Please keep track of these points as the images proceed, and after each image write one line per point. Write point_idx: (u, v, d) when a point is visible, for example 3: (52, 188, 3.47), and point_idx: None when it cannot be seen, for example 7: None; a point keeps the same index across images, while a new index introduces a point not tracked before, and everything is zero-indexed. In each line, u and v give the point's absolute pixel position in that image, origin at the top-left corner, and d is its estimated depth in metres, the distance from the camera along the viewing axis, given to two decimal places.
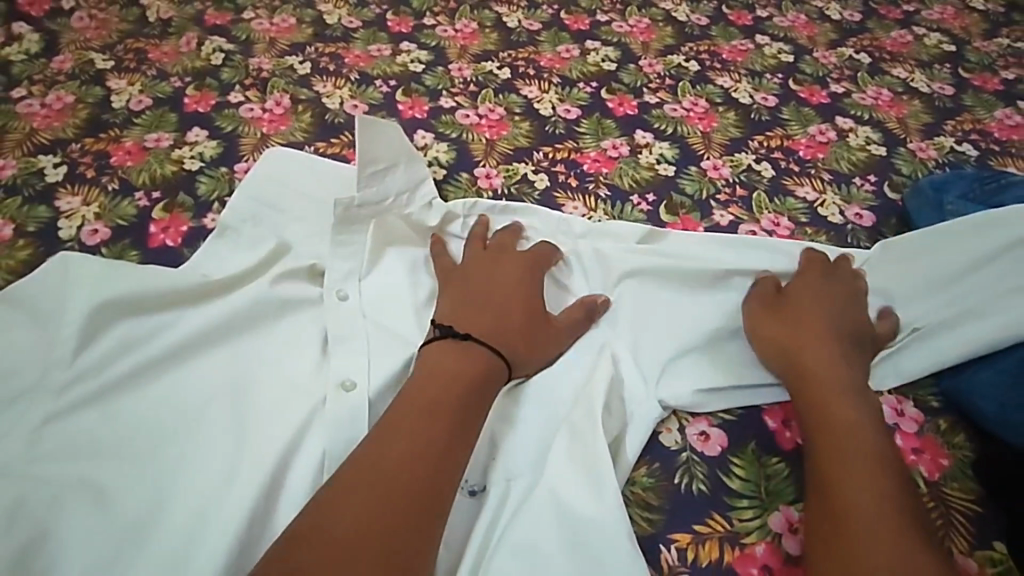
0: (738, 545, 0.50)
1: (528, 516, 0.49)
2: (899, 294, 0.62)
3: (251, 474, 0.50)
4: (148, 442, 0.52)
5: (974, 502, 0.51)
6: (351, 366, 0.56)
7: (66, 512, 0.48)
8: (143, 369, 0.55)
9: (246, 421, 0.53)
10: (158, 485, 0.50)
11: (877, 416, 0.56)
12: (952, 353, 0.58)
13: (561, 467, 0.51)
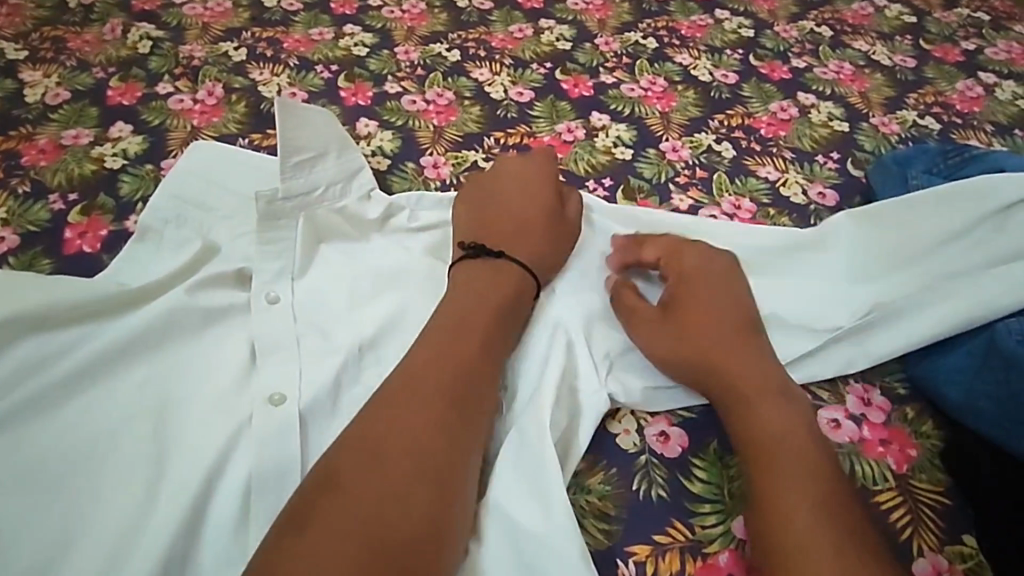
0: (700, 554, 0.47)
1: (479, 535, 0.45)
2: (867, 271, 0.59)
3: (169, 506, 0.46)
4: (54, 473, 0.47)
5: (943, 494, 0.49)
6: (281, 378, 0.52)
7: None
8: (46, 389, 0.50)
9: (165, 445, 0.49)
10: (65, 525, 0.45)
11: (844, 406, 0.54)
12: (924, 331, 0.55)
13: (510, 480, 0.47)
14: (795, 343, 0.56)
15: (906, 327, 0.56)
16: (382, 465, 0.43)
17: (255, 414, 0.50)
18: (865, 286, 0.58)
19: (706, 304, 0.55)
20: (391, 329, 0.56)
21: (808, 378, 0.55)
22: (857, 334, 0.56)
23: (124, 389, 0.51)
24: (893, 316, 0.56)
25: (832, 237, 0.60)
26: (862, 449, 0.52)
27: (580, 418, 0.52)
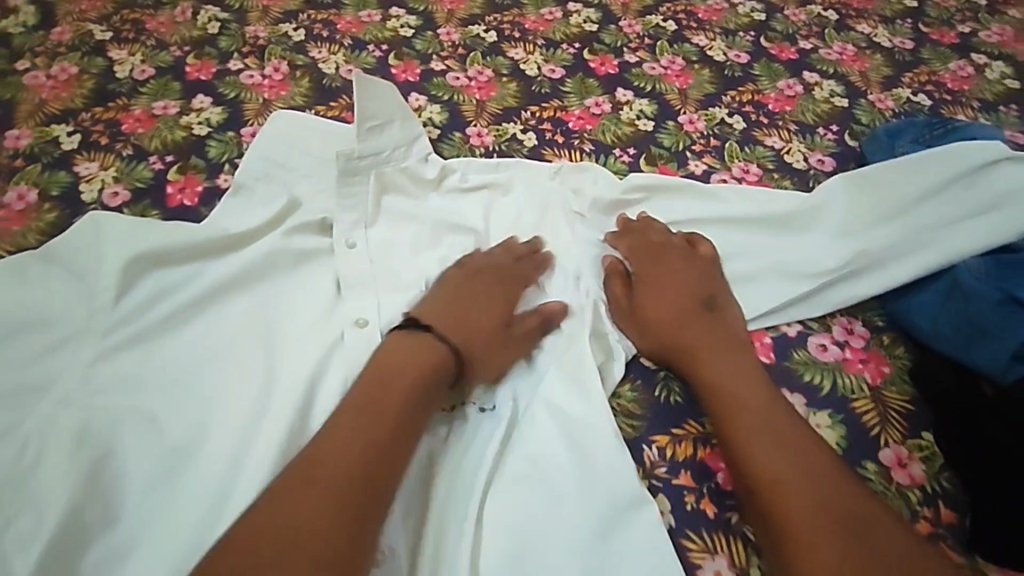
0: (709, 443, 0.58)
1: (531, 423, 0.55)
2: (855, 226, 0.68)
3: (284, 399, 0.57)
4: (189, 375, 0.58)
5: (908, 402, 0.59)
6: (361, 306, 0.63)
7: (125, 434, 0.54)
8: (176, 311, 0.61)
9: (274, 357, 0.60)
10: (198, 414, 0.56)
11: (830, 334, 0.64)
12: (902, 275, 0.65)
13: (555, 382, 0.57)
14: (793, 283, 0.65)
15: (887, 272, 0.65)
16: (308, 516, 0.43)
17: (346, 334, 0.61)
18: (853, 238, 0.68)
19: (666, 311, 0.62)
20: (449, 271, 0.67)
21: (803, 313, 0.65)
22: (845, 276, 0.66)
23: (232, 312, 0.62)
24: (876, 261, 0.66)
25: (826, 198, 0.70)
26: (844, 367, 0.62)
27: (611, 342, 0.62)
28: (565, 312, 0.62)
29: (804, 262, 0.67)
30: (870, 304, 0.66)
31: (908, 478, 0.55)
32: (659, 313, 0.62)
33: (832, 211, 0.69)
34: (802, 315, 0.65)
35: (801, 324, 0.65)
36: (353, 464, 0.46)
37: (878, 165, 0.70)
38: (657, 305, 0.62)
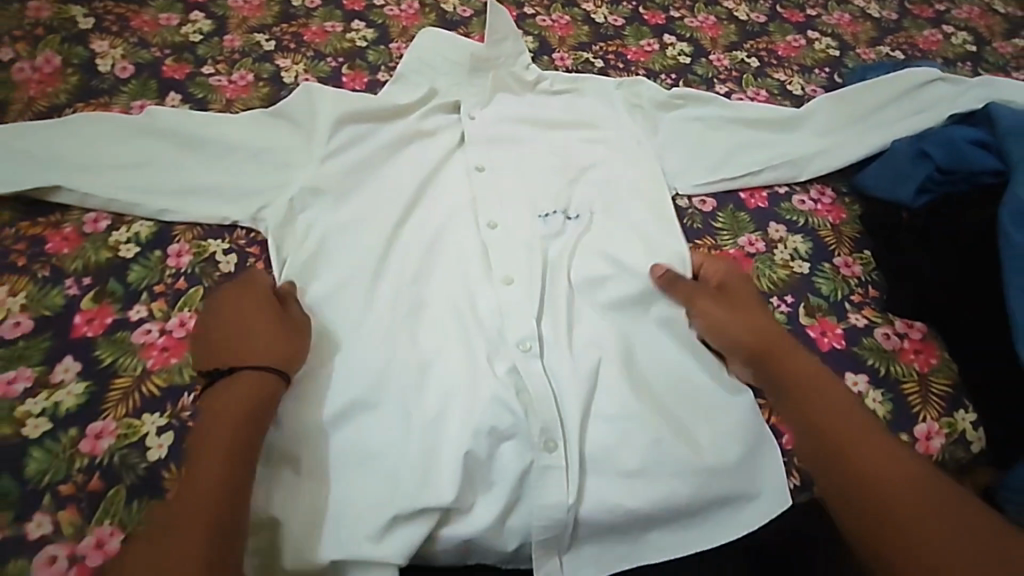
0: (720, 249, 0.85)
1: (602, 230, 0.86)
2: (833, 124, 0.94)
3: (442, 210, 0.88)
4: (374, 195, 0.88)
5: (857, 232, 0.87)
6: (484, 158, 0.92)
7: (342, 223, 0.84)
8: (362, 156, 0.90)
9: (427, 186, 0.91)
10: (385, 213, 0.86)
11: (806, 193, 0.92)
12: (859, 152, 0.92)
13: (616, 208, 0.88)
14: (787, 157, 0.92)
15: (850, 151, 0.92)
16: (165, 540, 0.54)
17: (474, 172, 0.91)
18: (831, 130, 0.94)
19: (737, 315, 0.75)
20: (535, 141, 0.96)
21: (789, 179, 0.93)
22: (821, 155, 0.92)
23: (403, 160, 0.92)
24: (843, 145, 0.93)
25: (814, 107, 0.96)
26: (814, 213, 0.90)
27: (657, 188, 0.90)
28: (620, 170, 0.92)
29: (796, 144, 0.94)
30: (844, 177, 0.94)
31: (849, 273, 0.83)
32: (730, 317, 0.75)
33: (818, 114, 0.95)
34: (788, 180, 0.93)
35: (786, 187, 0.93)
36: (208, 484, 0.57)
37: (854, 89, 0.96)
38: (728, 314, 0.76)
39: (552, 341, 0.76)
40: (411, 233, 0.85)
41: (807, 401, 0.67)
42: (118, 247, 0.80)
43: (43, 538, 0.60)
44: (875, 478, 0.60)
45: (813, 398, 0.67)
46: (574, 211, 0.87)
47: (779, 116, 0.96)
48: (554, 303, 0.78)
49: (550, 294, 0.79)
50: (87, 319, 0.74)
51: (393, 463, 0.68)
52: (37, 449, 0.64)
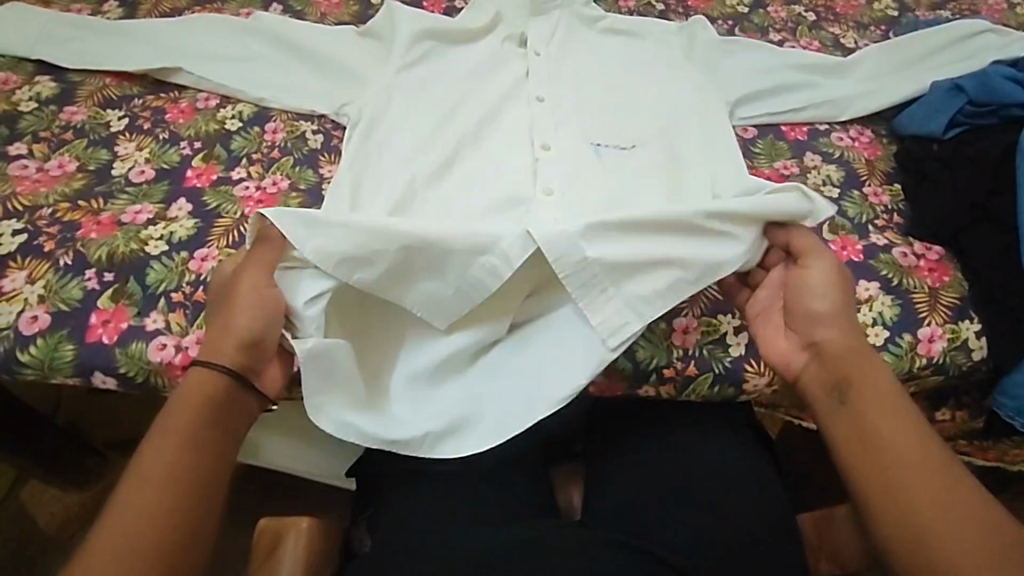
0: (754, 167, 0.91)
1: (647, 157, 0.90)
2: (880, 72, 0.98)
3: (498, 126, 0.93)
4: (440, 104, 0.92)
5: (889, 167, 0.92)
6: (544, 89, 0.95)
7: (407, 127, 0.90)
8: (434, 69, 0.96)
9: (488, 101, 0.94)
10: (449, 121, 0.91)
11: (846, 131, 0.96)
12: (900, 99, 0.96)
13: (664, 138, 0.92)
14: (829, 99, 0.96)
15: (894, 97, 0.96)
16: (130, 508, 0.56)
17: (531, 100, 0.94)
18: (878, 77, 0.97)
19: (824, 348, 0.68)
20: (595, 71, 0.98)
21: (829, 119, 0.96)
22: (864, 99, 0.96)
23: (477, 75, 0.96)
24: (887, 91, 0.96)
25: (866, 56, 0.99)
26: (852, 149, 0.94)
27: (706, 119, 0.92)
28: (673, 106, 0.94)
29: (843, 88, 0.97)
30: (884, 122, 0.97)
31: (877, 201, 0.88)
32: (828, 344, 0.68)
33: (867, 61, 0.98)
34: (827, 121, 0.96)
35: (826, 125, 0.97)
36: (174, 451, 0.59)
37: (905, 39, 0.99)
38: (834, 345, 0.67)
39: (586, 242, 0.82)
40: (466, 138, 0.90)
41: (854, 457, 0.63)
42: (224, 122, 0.92)
43: (157, 330, 0.74)
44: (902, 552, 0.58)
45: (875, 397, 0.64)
46: (627, 140, 0.92)
47: (831, 59, 0.98)
48: (589, 218, 0.85)
49: (598, 205, 0.86)
50: (197, 174, 0.87)
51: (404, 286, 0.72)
52: (156, 264, 0.77)
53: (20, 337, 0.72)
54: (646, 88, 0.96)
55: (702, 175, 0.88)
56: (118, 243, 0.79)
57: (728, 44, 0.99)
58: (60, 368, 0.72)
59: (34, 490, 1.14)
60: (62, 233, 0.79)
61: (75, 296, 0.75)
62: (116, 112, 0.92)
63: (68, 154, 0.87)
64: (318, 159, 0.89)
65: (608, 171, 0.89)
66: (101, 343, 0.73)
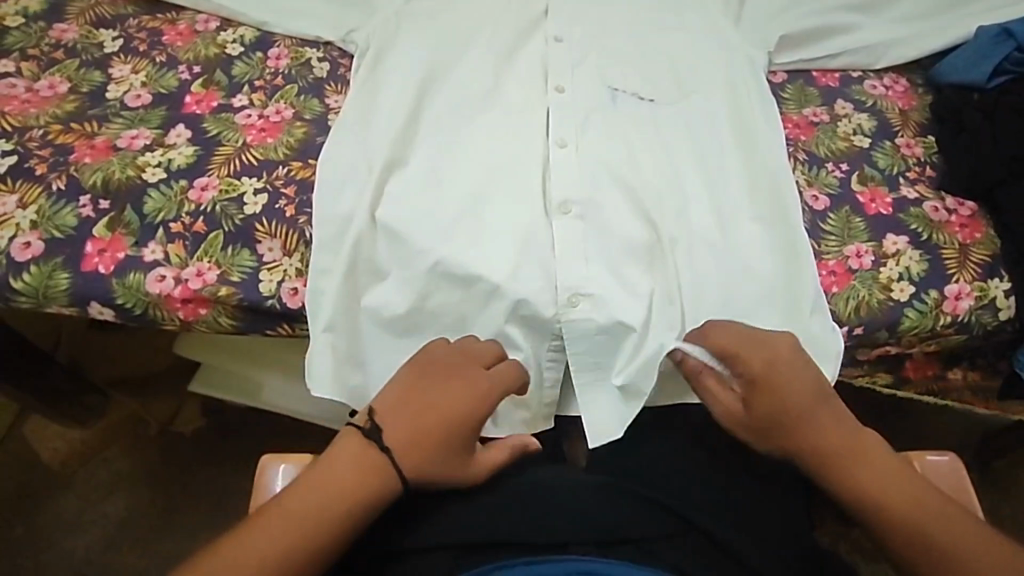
0: (784, 112, 0.87)
1: (673, 108, 0.82)
2: (927, 14, 0.91)
3: (506, 63, 0.84)
4: (449, 36, 0.84)
5: (924, 117, 0.87)
6: (565, 27, 0.86)
7: (408, 59, 0.82)
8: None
9: (499, 33, 0.85)
10: (456, 56, 0.83)
11: (880, 79, 0.91)
12: (944, 44, 0.89)
13: (696, 83, 0.84)
14: (867, 44, 0.89)
15: (938, 42, 0.89)
16: (306, 515, 0.58)
17: (548, 38, 0.85)
18: (923, 19, 0.91)
19: (777, 374, 0.64)
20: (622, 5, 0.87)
21: (862, 66, 0.90)
22: (905, 44, 0.90)
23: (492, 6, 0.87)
24: (930, 36, 0.90)
25: None
26: (884, 97, 0.89)
27: (739, 63, 0.85)
28: (708, 47, 0.85)
29: (887, 29, 0.90)
30: (923, 70, 0.92)
31: (910, 153, 0.84)
32: (796, 412, 0.63)
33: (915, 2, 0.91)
34: (861, 67, 0.91)
35: (860, 72, 0.91)
36: (347, 474, 0.60)
37: None
38: (793, 397, 0.63)
39: (593, 233, 0.76)
40: (471, 83, 0.82)
41: (857, 471, 0.61)
42: (225, 46, 0.86)
43: (156, 262, 0.71)
44: (925, 529, 0.57)
45: (825, 441, 0.62)
46: (649, 91, 0.83)
47: None
48: (601, 173, 0.78)
49: (611, 169, 0.78)
50: (196, 100, 0.82)
51: (373, 276, 0.73)
52: (154, 192, 0.74)
53: (13, 264, 0.70)
54: (676, 27, 0.87)
55: (733, 124, 0.82)
56: (114, 168, 0.75)
57: None
58: (55, 296, 0.70)
59: (36, 424, 1.14)
60: (54, 157, 0.75)
61: (70, 223, 0.71)
62: (109, 31, 0.87)
63: (59, 74, 0.83)
64: (324, 88, 0.84)
65: (630, 123, 0.81)
66: (98, 273, 0.70)
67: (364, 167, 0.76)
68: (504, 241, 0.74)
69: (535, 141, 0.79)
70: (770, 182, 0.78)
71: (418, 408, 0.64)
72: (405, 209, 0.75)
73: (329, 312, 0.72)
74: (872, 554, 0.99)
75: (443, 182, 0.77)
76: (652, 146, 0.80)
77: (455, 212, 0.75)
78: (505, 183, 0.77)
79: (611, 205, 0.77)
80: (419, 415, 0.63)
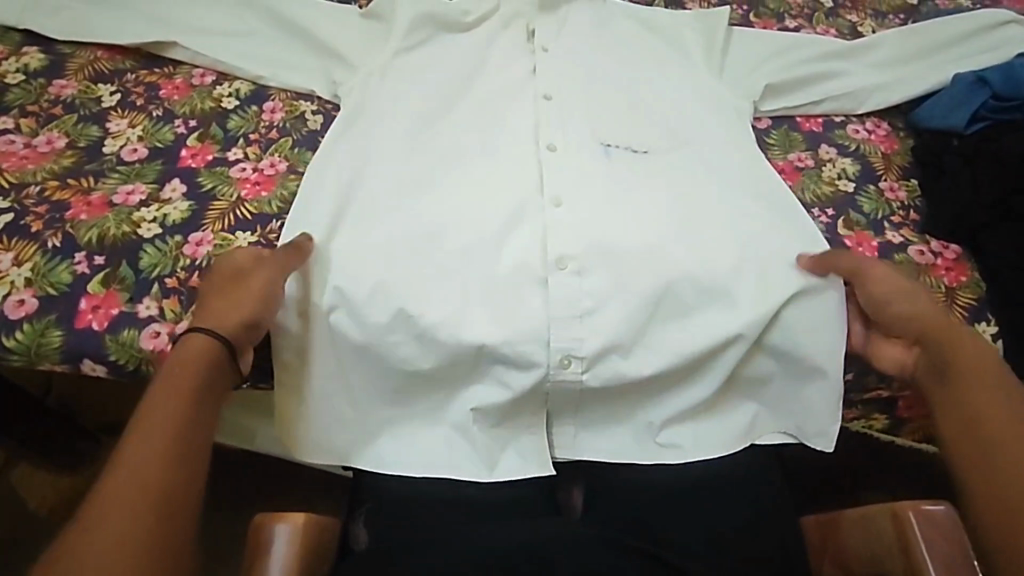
0: (769, 158, 0.88)
1: (661, 160, 0.84)
2: (903, 62, 0.94)
3: (497, 116, 0.86)
4: (440, 92, 0.87)
5: (906, 161, 0.89)
6: (553, 82, 0.88)
7: (399, 115, 0.85)
8: (433, 54, 0.90)
9: (491, 92, 0.88)
10: (448, 111, 0.86)
11: (862, 123, 0.93)
12: (921, 91, 0.92)
13: (683, 133, 0.86)
14: (847, 92, 0.92)
15: (915, 90, 0.92)
16: (130, 467, 0.54)
17: (536, 96, 0.87)
18: (900, 68, 0.93)
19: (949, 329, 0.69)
20: (606, 62, 0.91)
21: (844, 112, 0.93)
22: (884, 91, 0.92)
23: (481, 68, 0.90)
24: (908, 83, 0.92)
25: (890, 45, 0.94)
26: (867, 142, 0.91)
27: (724, 114, 0.87)
28: (693, 99, 0.88)
29: (867, 77, 0.92)
30: (902, 116, 0.94)
31: (893, 197, 0.86)
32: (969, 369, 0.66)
33: (891, 52, 0.94)
34: (843, 113, 0.93)
35: (842, 117, 0.93)
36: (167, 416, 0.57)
37: (928, 26, 0.95)
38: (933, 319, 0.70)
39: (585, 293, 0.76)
40: (458, 139, 0.84)
41: (982, 433, 0.62)
42: (220, 99, 0.88)
43: (150, 317, 0.71)
44: None
45: (963, 374, 0.66)
46: (638, 145, 0.85)
47: (853, 48, 0.93)
48: (590, 225, 0.79)
49: (600, 220, 0.80)
50: (192, 153, 0.83)
51: (360, 313, 0.73)
52: (149, 247, 0.75)
53: (6, 322, 0.70)
54: (659, 81, 0.89)
55: (720, 173, 0.83)
56: (109, 225, 0.76)
57: (726, 33, 0.93)
58: (48, 353, 0.70)
59: (24, 472, 1.12)
60: (50, 213, 0.76)
61: (64, 280, 0.72)
62: (107, 86, 0.88)
63: (57, 130, 0.84)
64: (317, 141, 0.86)
65: (617, 176, 0.83)
66: (91, 329, 0.70)
67: (355, 220, 0.78)
68: (495, 293, 0.75)
69: (526, 194, 0.81)
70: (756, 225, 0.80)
71: (219, 286, 0.67)
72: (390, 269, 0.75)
73: (312, 353, 0.73)
74: None
75: (431, 230, 0.78)
76: (643, 198, 0.81)
77: (443, 268, 0.75)
78: (500, 236, 0.78)
79: (601, 253, 0.78)
80: (220, 290, 0.66)
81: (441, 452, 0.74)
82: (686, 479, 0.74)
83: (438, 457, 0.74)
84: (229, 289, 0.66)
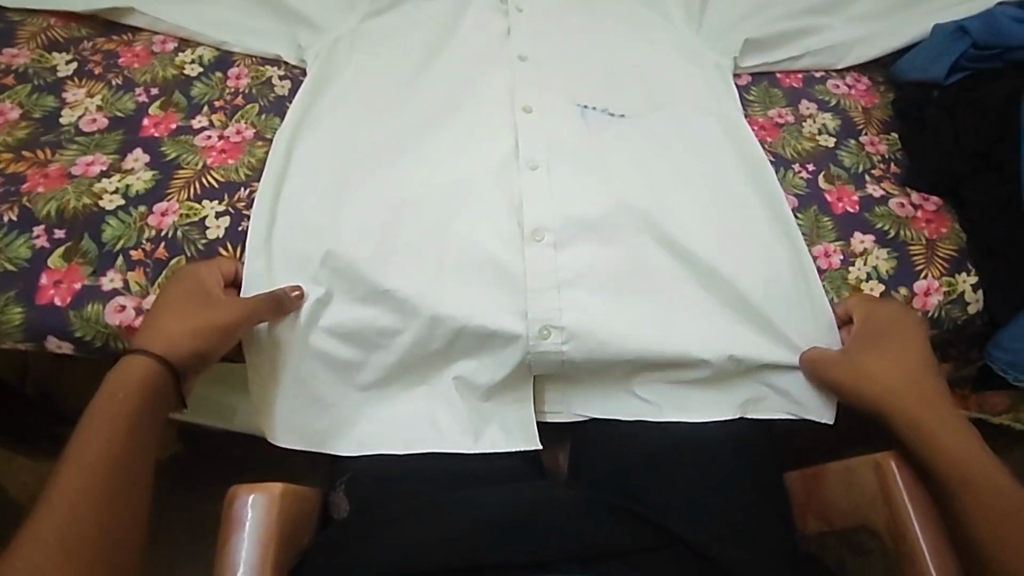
0: (749, 115, 0.87)
1: (639, 120, 0.82)
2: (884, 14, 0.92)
3: (471, 80, 0.83)
4: (412, 55, 0.84)
5: (887, 114, 0.88)
6: (528, 44, 0.85)
7: (370, 79, 0.82)
8: (403, 15, 0.87)
9: (465, 56, 0.85)
10: (420, 74, 0.83)
11: (843, 78, 0.91)
12: (902, 44, 0.91)
13: (662, 94, 0.84)
14: (828, 45, 0.90)
15: (897, 42, 0.91)
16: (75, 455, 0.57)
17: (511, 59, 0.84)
18: (881, 19, 0.92)
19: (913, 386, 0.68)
20: (582, 22, 0.88)
21: (825, 66, 0.91)
22: (865, 45, 0.91)
23: (453, 30, 0.87)
24: (888, 35, 0.91)
25: None
26: (847, 97, 0.90)
27: (703, 72, 0.85)
28: (671, 58, 0.86)
29: (848, 30, 0.91)
30: (884, 70, 0.93)
31: (874, 150, 0.85)
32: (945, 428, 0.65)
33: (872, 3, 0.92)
34: (824, 68, 0.91)
35: (822, 72, 0.92)
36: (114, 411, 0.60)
37: None
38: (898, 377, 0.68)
39: (563, 261, 0.75)
40: (431, 105, 0.82)
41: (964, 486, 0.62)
42: (183, 66, 0.85)
43: (114, 291, 0.69)
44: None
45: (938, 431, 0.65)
46: (617, 108, 0.83)
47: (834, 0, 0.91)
48: (569, 188, 0.78)
49: (578, 184, 0.78)
50: (154, 123, 0.80)
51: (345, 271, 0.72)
52: (112, 219, 0.72)
53: None
54: (637, 41, 0.87)
55: (699, 133, 0.82)
56: (69, 197, 0.73)
57: None
58: (9, 331, 0.67)
59: (1, 460, 1.10)
60: (6, 187, 0.73)
61: (23, 256, 0.69)
62: (62, 55, 0.84)
63: (10, 101, 0.80)
64: (286, 107, 0.83)
65: (595, 138, 0.81)
66: (53, 306, 0.68)
67: (328, 186, 0.76)
68: (472, 260, 0.74)
69: (502, 159, 0.79)
70: (731, 184, 0.80)
71: (175, 305, 0.65)
72: (364, 239, 0.73)
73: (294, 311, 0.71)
74: (860, 549, 1.00)
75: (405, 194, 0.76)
76: (621, 161, 0.80)
77: (419, 235, 0.74)
78: (476, 201, 0.76)
79: (579, 217, 0.76)
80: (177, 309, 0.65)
81: (422, 418, 0.73)
82: (670, 438, 0.74)
83: (419, 421, 0.72)
84: (186, 311, 0.65)
